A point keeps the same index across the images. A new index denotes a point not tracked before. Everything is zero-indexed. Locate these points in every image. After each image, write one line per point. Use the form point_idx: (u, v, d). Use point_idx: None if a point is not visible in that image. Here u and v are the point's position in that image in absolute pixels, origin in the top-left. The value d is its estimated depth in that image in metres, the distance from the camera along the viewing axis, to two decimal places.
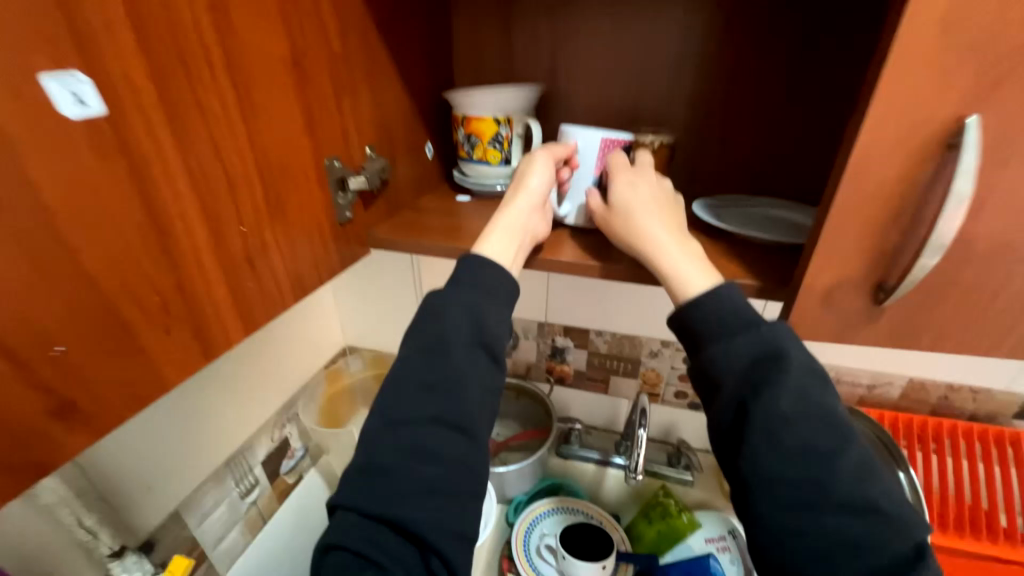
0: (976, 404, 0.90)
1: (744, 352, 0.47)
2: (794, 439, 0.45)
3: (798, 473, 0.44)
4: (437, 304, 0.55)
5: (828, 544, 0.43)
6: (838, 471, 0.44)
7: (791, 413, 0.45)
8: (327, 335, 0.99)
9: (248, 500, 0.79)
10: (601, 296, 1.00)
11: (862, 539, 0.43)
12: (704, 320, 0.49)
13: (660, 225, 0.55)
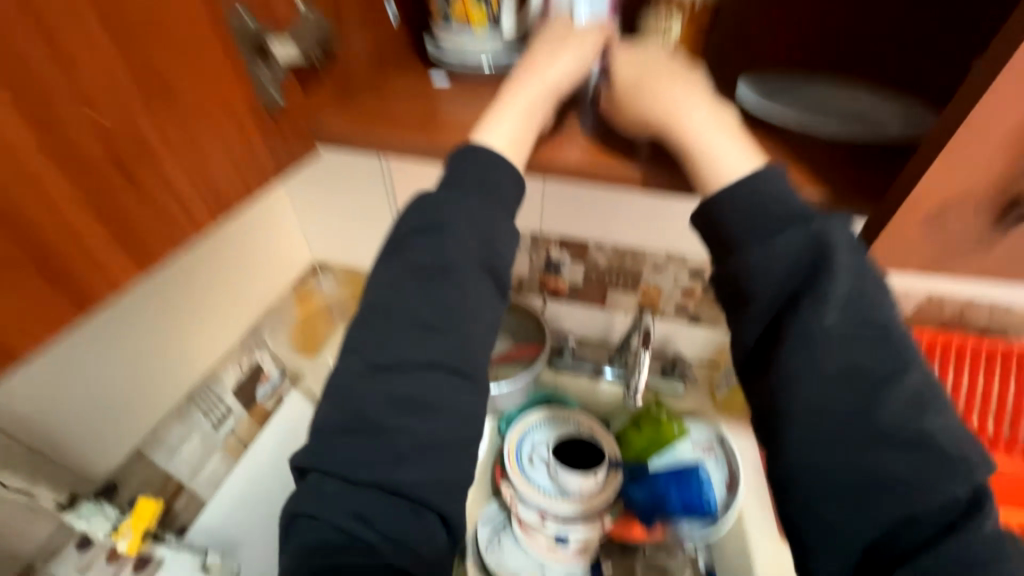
0: (993, 320, 0.83)
1: (787, 255, 0.37)
2: (830, 363, 0.37)
3: (836, 403, 0.37)
4: (419, 206, 0.44)
5: (865, 481, 0.36)
6: (884, 400, 0.36)
7: (828, 329, 0.37)
8: (296, 253, 0.86)
9: (223, 429, 0.74)
10: (604, 203, 0.87)
11: (912, 484, 0.36)
12: (736, 218, 0.39)
13: (690, 101, 0.44)
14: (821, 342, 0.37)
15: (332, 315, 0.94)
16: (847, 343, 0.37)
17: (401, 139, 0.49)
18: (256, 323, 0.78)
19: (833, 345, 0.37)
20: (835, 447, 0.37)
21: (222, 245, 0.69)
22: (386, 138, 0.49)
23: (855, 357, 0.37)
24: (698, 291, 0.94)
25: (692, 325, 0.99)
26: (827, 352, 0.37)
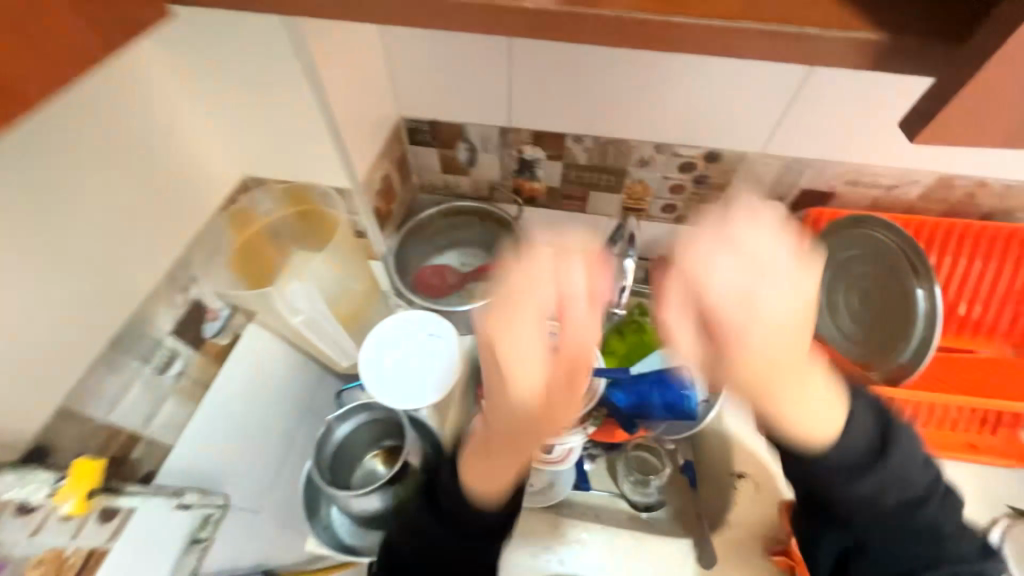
0: (1000, 201, 0.76)
1: (870, 427, 0.48)
2: (866, 477, 0.48)
3: (869, 513, 0.50)
4: (475, 450, 0.53)
5: (909, 534, 0.51)
6: (890, 557, 0.52)
7: (860, 460, 0.49)
8: (220, 168, 0.72)
9: (171, 373, 0.68)
10: (584, 85, 0.73)
11: (923, 557, 0.52)
12: (851, 440, 0.48)
13: (765, 330, 0.41)
14: (844, 506, 0.51)
15: (279, 238, 0.81)
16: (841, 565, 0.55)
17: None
18: (183, 254, 0.67)
19: (859, 491, 0.49)
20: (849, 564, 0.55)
21: (112, 160, 0.56)
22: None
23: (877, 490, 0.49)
24: (688, 186, 0.84)
25: (679, 224, 0.92)
26: (834, 552, 0.55)
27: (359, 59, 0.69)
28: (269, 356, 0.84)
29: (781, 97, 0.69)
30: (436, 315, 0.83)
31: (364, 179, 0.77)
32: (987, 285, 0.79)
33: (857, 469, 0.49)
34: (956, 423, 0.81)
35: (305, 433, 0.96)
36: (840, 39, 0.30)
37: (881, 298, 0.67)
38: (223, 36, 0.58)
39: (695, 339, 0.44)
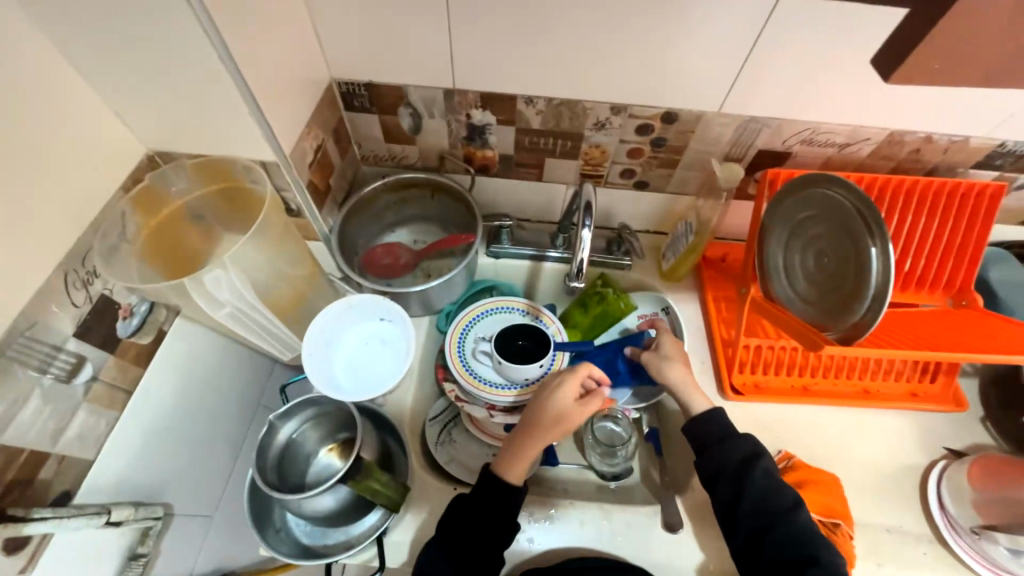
0: (944, 157, 0.77)
1: (731, 434, 0.70)
2: (736, 447, 0.69)
3: (744, 449, 0.69)
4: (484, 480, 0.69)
5: (750, 466, 0.68)
6: (759, 476, 0.67)
7: (742, 440, 0.70)
8: (117, 142, 0.62)
9: (80, 380, 0.59)
10: (532, 39, 0.67)
11: (776, 489, 0.66)
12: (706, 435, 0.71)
13: (676, 355, 0.77)
14: (727, 445, 0.69)
15: (204, 222, 0.72)
16: (729, 467, 0.68)
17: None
18: (76, 246, 0.58)
19: (726, 450, 0.69)
20: (727, 477, 0.68)
21: None
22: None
23: (736, 455, 0.69)
24: (646, 149, 0.81)
25: (638, 190, 0.89)
26: (722, 464, 0.69)
27: (272, 8, 0.60)
28: (202, 352, 0.77)
29: (737, 50, 0.65)
30: (385, 297, 0.77)
31: (291, 151, 0.69)
32: (931, 240, 0.79)
33: (721, 447, 0.70)
34: (900, 373, 0.85)
35: (254, 430, 0.89)
36: None
37: (837, 260, 0.63)
38: None
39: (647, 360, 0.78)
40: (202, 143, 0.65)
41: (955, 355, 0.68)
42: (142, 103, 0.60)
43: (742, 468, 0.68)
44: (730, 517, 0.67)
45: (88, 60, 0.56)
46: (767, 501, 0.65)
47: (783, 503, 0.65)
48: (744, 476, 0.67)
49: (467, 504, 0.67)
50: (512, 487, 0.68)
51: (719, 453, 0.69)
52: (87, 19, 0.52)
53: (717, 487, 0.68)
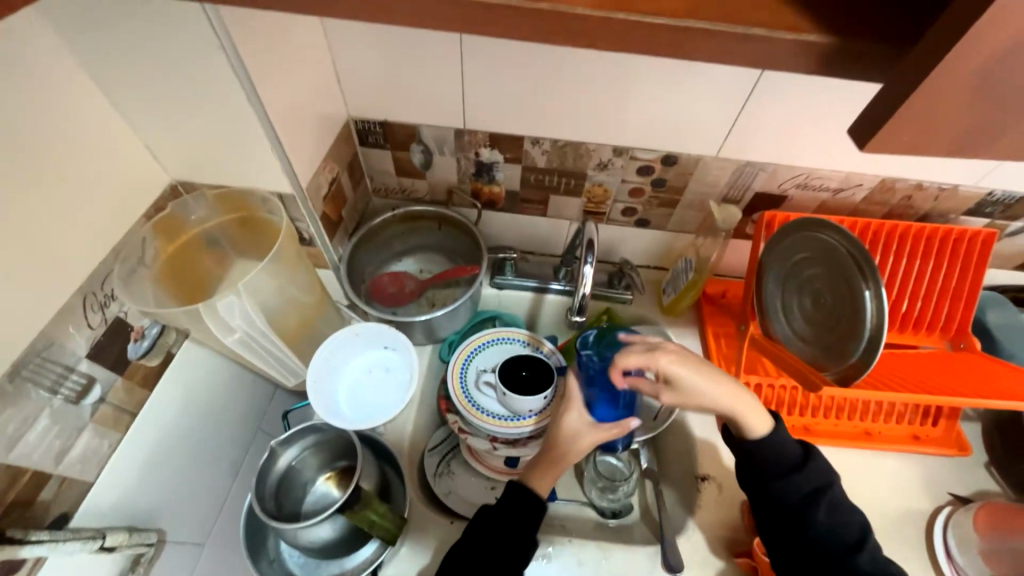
0: (935, 203, 0.80)
1: (798, 462, 0.67)
2: (802, 478, 0.66)
3: (811, 481, 0.66)
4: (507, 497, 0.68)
5: (815, 494, 0.65)
6: (823, 512, 0.64)
7: (810, 472, 0.66)
8: (145, 173, 0.66)
9: (88, 401, 0.60)
10: (539, 88, 0.71)
11: (840, 525, 0.64)
12: (767, 463, 0.67)
13: (697, 375, 0.67)
14: (792, 478, 0.66)
15: (219, 248, 0.75)
16: (796, 501, 0.65)
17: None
18: (97, 270, 0.60)
19: (793, 482, 0.65)
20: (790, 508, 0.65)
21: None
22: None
23: (803, 488, 0.65)
24: (647, 189, 0.84)
25: (639, 227, 0.92)
26: (790, 497, 0.65)
27: (298, 54, 0.64)
28: (208, 375, 0.78)
29: (733, 101, 0.69)
30: (390, 326, 0.79)
31: (307, 184, 0.72)
32: (927, 283, 0.81)
33: (782, 479, 0.66)
34: (901, 416, 0.85)
35: (253, 456, 0.89)
36: (788, 40, 0.28)
37: (832, 300, 0.64)
38: (138, 23, 0.52)
39: (665, 394, 0.68)
40: (224, 175, 0.69)
41: (957, 400, 0.68)
42: (171, 137, 0.64)
43: (806, 503, 0.65)
44: (787, 547, 0.65)
45: (124, 98, 0.60)
46: (832, 538, 0.63)
47: (847, 537, 0.63)
48: (809, 512, 0.64)
49: (493, 518, 0.66)
50: (538, 501, 0.68)
51: (784, 485, 0.65)
52: (129, 62, 0.56)
53: (778, 517, 0.65)
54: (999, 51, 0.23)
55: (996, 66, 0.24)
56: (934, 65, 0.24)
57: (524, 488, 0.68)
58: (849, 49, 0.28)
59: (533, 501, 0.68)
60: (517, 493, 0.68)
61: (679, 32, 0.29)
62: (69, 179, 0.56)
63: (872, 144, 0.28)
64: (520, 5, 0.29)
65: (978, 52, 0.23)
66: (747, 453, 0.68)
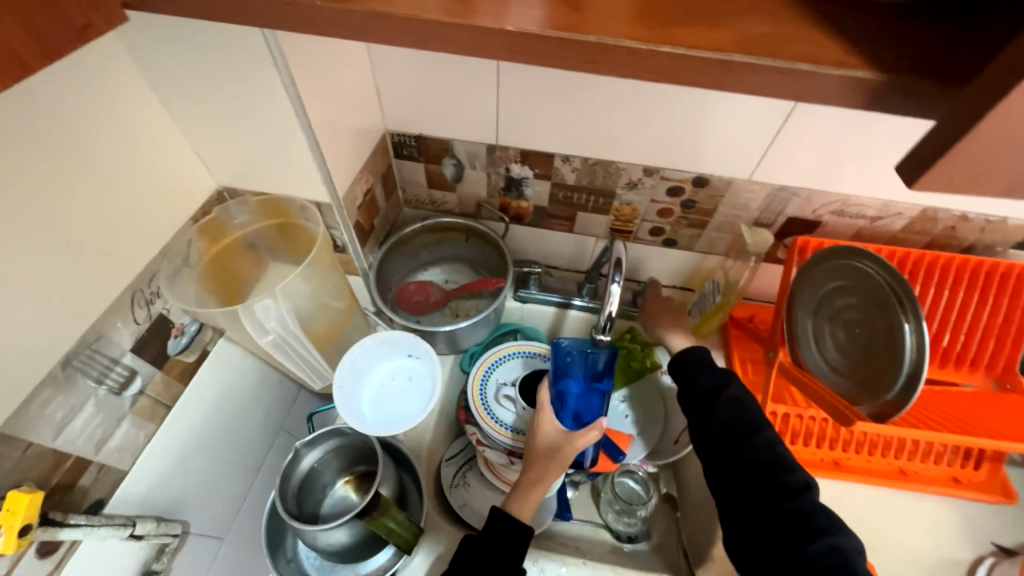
0: (981, 235, 0.77)
1: (739, 400, 0.66)
2: (740, 410, 0.65)
3: (755, 415, 0.64)
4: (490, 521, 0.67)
5: (755, 436, 0.62)
6: (763, 445, 0.61)
7: (754, 408, 0.65)
8: (195, 179, 0.70)
9: (129, 393, 0.63)
10: (572, 108, 0.72)
11: (781, 459, 0.60)
12: (714, 401, 0.67)
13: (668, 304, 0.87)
14: (731, 404, 0.66)
15: (257, 251, 0.78)
16: (729, 429, 0.64)
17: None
18: (146, 268, 0.64)
19: (728, 408, 0.65)
20: (726, 441, 0.63)
21: (70, 171, 0.52)
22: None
23: (740, 417, 0.64)
24: (676, 210, 0.84)
25: (666, 247, 0.91)
26: (723, 423, 0.64)
27: (343, 70, 0.67)
28: (238, 372, 0.80)
29: (770, 125, 0.68)
30: (416, 335, 0.80)
31: (344, 194, 0.75)
32: (971, 317, 0.77)
33: (721, 414, 0.65)
34: (940, 456, 0.80)
35: (275, 454, 0.91)
36: (837, 76, 0.28)
37: (868, 332, 0.62)
38: (200, 41, 0.56)
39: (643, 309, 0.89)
40: (266, 183, 0.72)
41: (999, 445, 0.65)
42: (222, 147, 0.67)
43: (744, 439, 0.62)
44: (723, 486, 0.62)
45: (182, 109, 0.64)
46: (767, 467, 0.60)
47: (787, 472, 0.59)
48: (746, 439, 0.62)
49: (477, 545, 0.64)
50: (524, 527, 0.66)
51: (719, 411, 0.65)
52: (189, 76, 0.59)
53: (709, 444, 0.65)
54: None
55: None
56: (986, 110, 0.24)
57: (506, 516, 0.67)
58: (900, 88, 0.28)
59: (518, 527, 0.66)
60: (500, 522, 0.66)
61: (726, 66, 0.29)
62: (128, 183, 0.59)
63: (920, 182, 0.27)
64: (568, 36, 0.30)
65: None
66: (691, 382, 0.71)
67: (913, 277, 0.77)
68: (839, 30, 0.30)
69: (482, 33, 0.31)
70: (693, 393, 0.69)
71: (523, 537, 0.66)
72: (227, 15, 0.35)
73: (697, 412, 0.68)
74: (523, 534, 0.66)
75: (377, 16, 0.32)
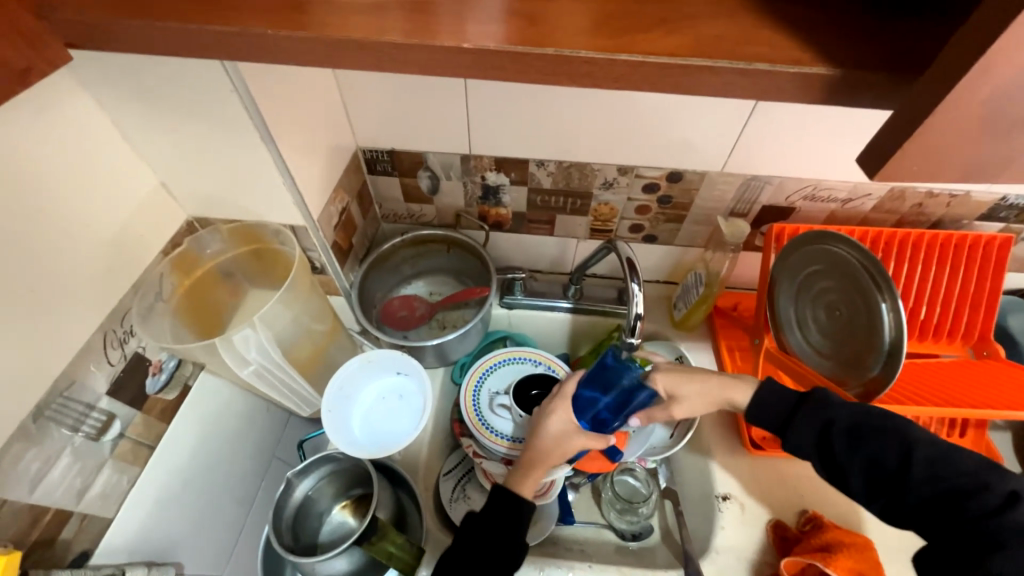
0: (947, 210, 0.79)
1: (874, 433, 0.54)
2: (870, 441, 0.55)
3: (890, 439, 0.54)
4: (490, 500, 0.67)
5: (917, 468, 0.52)
6: (924, 471, 0.51)
7: (880, 431, 0.55)
8: (164, 212, 0.68)
9: (108, 437, 0.61)
10: (541, 114, 0.72)
11: (954, 476, 0.51)
12: (835, 445, 0.56)
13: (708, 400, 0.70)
14: (855, 445, 0.55)
15: (233, 278, 0.76)
16: (873, 470, 0.54)
17: (189, 26, 0.33)
18: (117, 306, 0.61)
19: (854, 449, 0.55)
20: (878, 473, 0.54)
21: (28, 215, 0.50)
22: (165, 28, 0.33)
23: (877, 453, 0.54)
24: (653, 206, 0.84)
25: (646, 243, 0.92)
26: (867, 461, 0.54)
27: (310, 93, 0.66)
28: (222, 405, 0.78)
29: (736, 119, 0.69)
30: (403, 352, 0.79)
31: (319, 216, 0.74)
32: (944, 289, 0.80)
33: (860, 452, 0.55)
34: (928, 427, 0.82)
35: (268, 485, 0.89)
36: (792, 74, 0.28)
37: (847, 313, 0.63)
38: (157, 73, 0.54)
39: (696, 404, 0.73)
40: (238, 210, 0.70)
41: (998, 412, 0.66)
42: (189, 177, 0.66)
43: (903, 468, 0.53)
44: (902, 508, 0.53)
45: (143, 141, 0.62)
46: (948, 498, 0.50)
47: (969, 495, 0.49)
48: (901, 478, 0.52)
49: (478, 522, 0.65)
50: (524, 503, 0.66)
51: (847, 458, 0.55)
52: (149, 108, 0.58)
53: (862, 479, 0.55)
54: (1007, 80, 0.23)
55: (998, 101, 0.24)
56: (935, 102, 0.24)
57: (507, 494, 0.66)
58: (852, 82, 0.28)
59: (518, 504, 0.66)
60: (500, 496, 0.67)
61: (684, 72, 0.29)
62: (90, 221, 0.57)
63: (881, 175, 0.28)
64: (528, 51, 0.30)
65: (976, 92, 0.24)
66: (795, 428, 0.59)
67: (887, 255, 0.79)
68: (791, 27, 0.30)
69: (438, 51, 0.31)
70: (797, 444, 0.59)
71: (524, 515, 0.66)
72: (176, 47, 0.34)
73: (820, 464, 0.57)
74: (527, 510, 0.66)
75: (333, 42, 0.31)
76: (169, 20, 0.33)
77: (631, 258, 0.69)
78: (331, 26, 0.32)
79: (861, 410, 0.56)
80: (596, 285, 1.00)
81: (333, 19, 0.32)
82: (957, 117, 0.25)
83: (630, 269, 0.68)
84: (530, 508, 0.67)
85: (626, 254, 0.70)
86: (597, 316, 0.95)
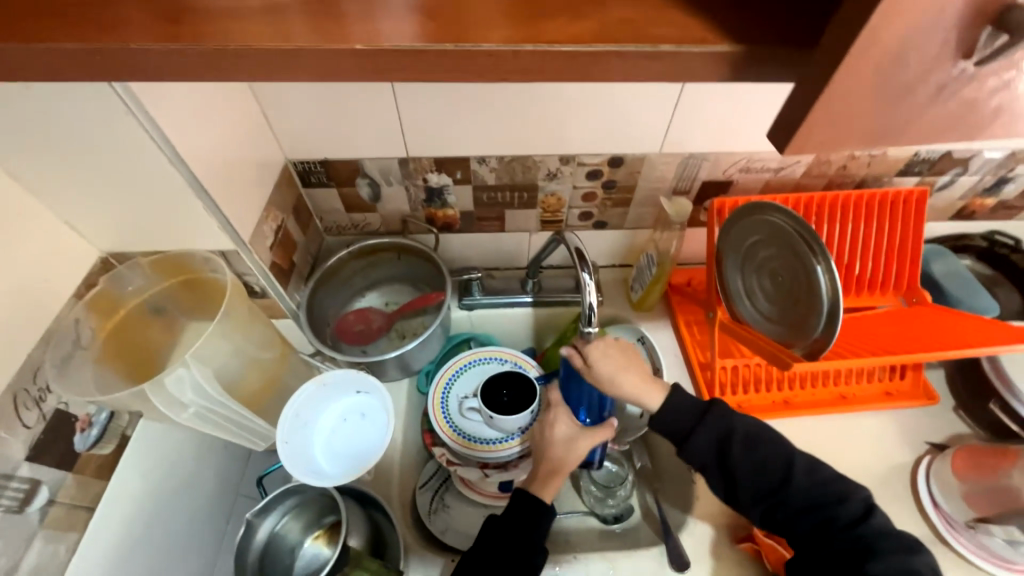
0: (869, 169, 0.83)
1: (759, 456, 0.65)
2: (761, 454, 0.66)
3: (775, 454, 0.65)
4: (512, 505, 0.67)
5: (803, 488, 0.63)
6: (801, 486, 0.63)
7: (769, 447, 0.66)
8: (72, 251, 0.62)
9: (33, 507, 0.56)
10: (474, 112, 0.71)
11: (824, 489, 0.63)
12: (738, 462, 0.65)
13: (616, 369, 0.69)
14: (750, 456, 0.65)
15: (164, 313, 0.70)
16: (761, 480, 0.65)
17: (47, 45, 0.29)
18: (27, 362, 0.55)
19: (748, 460, 0.65)
20: (764, 489, 0.65)
21: None
22: (14, 51, 0.29)
23: (766, 462, 0.65)
24: (599, 193, 0.85)
25: (597, 229, 0.92)
26: (755, 472, 0.65)
27: (224, 110, 0.62)
28: (170, 452, 0.72)
29: (666, 100, 0.70)
30: (359, 370, 0.76)
31: (252, 238, 0.69)
32: (874, 244, 0.85)
33: (751, 469, 0.65)
34: (871, 375, 0.88)
35: (234, 526, 0.83)
36: (698, 53, 0.28)
37: (787, 280, 0.66)
38: (34, 103, 0.49)
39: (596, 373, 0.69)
40: (158, 241, 0.65)
41: (943, 353, 0.69)
42: (95, 211, 0.60)
43: (784, 482, 0.64)
44: (776, 519, 0.65)
45: (35, 177, 0.56)
46: (819, 508, 0.63)
47: (838, 502, 0.63)
48: (784, 487, 0.64)
49: (500, 526, 0.65)
50: (546, 509, 0.67)
51: (742, 467, 0.65)
52: (35, 141, 0.52)
53: (750, 491, 0.65)
54: (893, 45, 0.24)
55: (887, 67, 0.24)
56: (832, 72, 0.25)
57: (529, 497, 0.67)
58: (758, 56, 0.28)
59: (541, 510, 0.66)
60: (523, 498, 0.67)
61: (593, 57, 0.28)
62: None
63: (791, 148, 0.28)
64: (431, 47, 0.28)
65: (867, 59, 0.24)
66: (692, 448, 0.67)
67: (819, 218, 0.82)
68: (696, 5, 0.30)
69: (337, 55, 0.29)
70: (698, 455, 0.67)
71: (545, 525, 0.66)
72: (32, 71, 0.30)
73: (717, 472, 0.66)
74: (547, 518, 0.66)
75: (217, 54, 0.29)
76: (19, 41, 0.29)
77: (579, 247, 0.68)
78: (216, 34, 0.29)
79: (757, 425, 0.67)
80: (553, 275, 1.00)
81: (216, 27, 0.29)
82: (853, 84, 0.25)
83: (581, 260, 0.68)
84: (551, 518, 0.67)
85: (573, 244, 0.70)
86: (558, 307, 0.95)
